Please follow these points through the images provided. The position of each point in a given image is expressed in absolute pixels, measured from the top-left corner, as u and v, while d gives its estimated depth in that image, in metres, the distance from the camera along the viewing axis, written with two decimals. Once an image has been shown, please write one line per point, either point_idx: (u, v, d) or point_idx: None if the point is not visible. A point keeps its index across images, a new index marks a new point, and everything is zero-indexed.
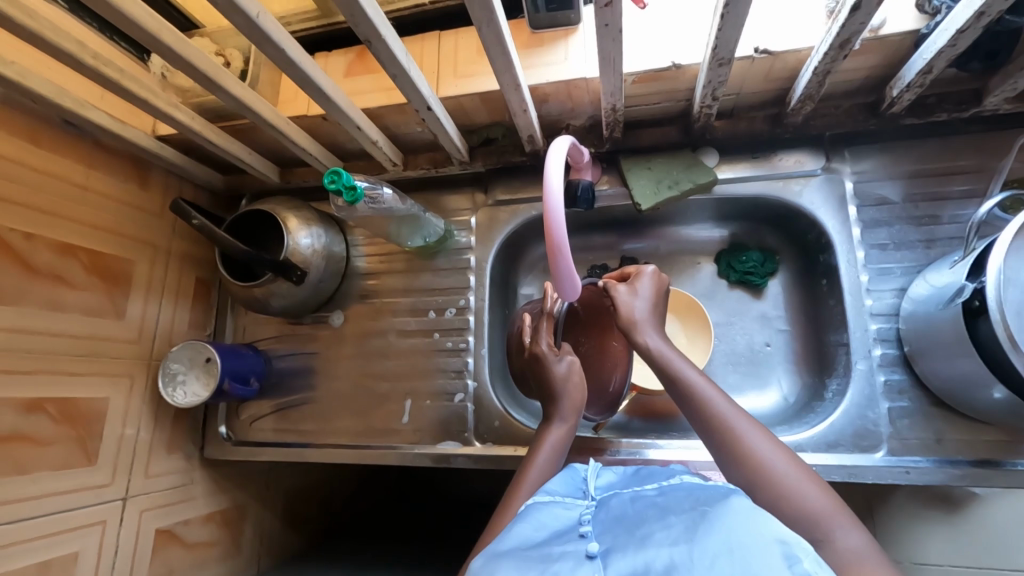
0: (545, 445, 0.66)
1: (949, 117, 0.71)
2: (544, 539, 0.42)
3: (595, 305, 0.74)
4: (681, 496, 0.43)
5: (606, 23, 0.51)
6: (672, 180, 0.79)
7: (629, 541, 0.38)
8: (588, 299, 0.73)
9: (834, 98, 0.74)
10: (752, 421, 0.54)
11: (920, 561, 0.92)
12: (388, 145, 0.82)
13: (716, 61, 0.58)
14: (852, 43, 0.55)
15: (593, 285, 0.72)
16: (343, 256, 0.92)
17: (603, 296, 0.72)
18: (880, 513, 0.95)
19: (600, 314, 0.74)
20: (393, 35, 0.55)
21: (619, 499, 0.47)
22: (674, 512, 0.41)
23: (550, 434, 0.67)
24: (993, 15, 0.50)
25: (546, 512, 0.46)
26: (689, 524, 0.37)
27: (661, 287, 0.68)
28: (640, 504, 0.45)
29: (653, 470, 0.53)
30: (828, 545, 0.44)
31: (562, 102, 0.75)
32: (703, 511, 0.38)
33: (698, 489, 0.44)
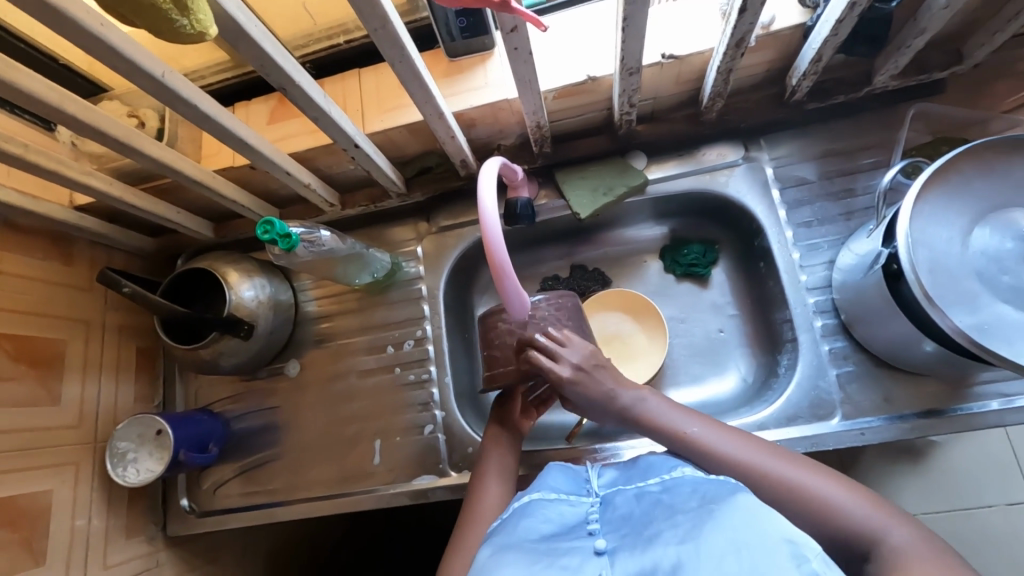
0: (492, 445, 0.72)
1: (846, 98, 0.76)
2: (552, 532, 0.47)
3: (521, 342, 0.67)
4: (686, 495, 0.46)
5: (516, 47, 0.53)
6: (606, 186, 0.80)
7: (636, 539, 0.42)
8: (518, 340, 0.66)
9: (743, 92, 0.79)
10: (760, 450, 0.57)
11: None
12: (323, 187, 0.81)
13: (627, 71, 0.60)
14: (747, 41, 0.59)
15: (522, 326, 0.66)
16: (291, 302, 0.91)
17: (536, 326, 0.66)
18: (854, 474, 1.00)
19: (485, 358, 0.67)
20: (308, 79, 0.55)
21: (623, 496, 0.51)
22: (681, 509, 0.44)
23: (495, 446, 0.72)
24: (864, 4, 0.55)
25: (556, 507, 0.51)
26: (694, 522, 0.40)
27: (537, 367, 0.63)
28: (645, 501, 0.48)
29: (653, 464, 0.56)
30: (879, 546, 0.49)
31: (490, 124, 0.76)
32: (709, 509, 0.41)
33: (702, 487, 0.47)
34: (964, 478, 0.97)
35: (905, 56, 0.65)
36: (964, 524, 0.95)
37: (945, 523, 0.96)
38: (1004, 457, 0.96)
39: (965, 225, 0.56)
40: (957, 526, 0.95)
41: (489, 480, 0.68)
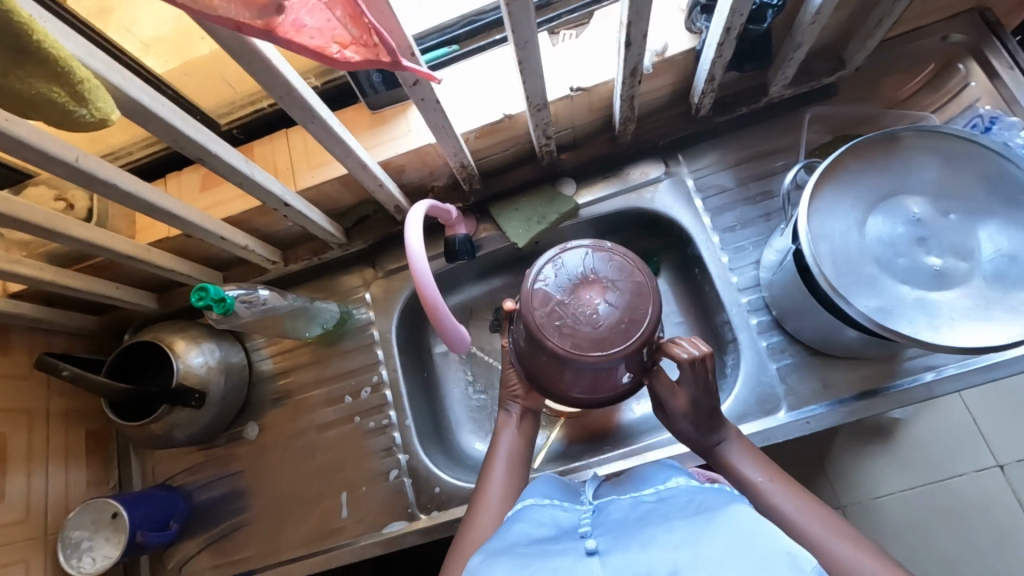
0: (507, 431, 0.70)
1: (749, 109, 0.81)
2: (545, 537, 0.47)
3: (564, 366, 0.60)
4: (683, 504, 0.47)
5: (421, 98, 0.56)
6: (539, 214, 0.83)
7: (631, 542, 0.42)
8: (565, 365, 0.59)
9: (655, 112, 0.84)
10: (826, 520, 0.54)
11: (876, 496, 1.00)
12: (262, 247, 0.82)
13: (534, 108, 0.64)
14: (640, 70, 0.64)
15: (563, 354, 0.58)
16: (244, 363, 0.90)
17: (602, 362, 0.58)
18: (831, 463, 1.03)
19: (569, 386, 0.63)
20: (225, 146, 0.57)
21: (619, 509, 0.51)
22: (676, 516, 0.45)
23: (508, 423, 0.71)
24: (738, 27, 0.60)
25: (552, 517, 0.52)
26: (692, 527, 0.40)
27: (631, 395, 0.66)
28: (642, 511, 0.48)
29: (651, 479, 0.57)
30: None
31: (419, 168, 0.79)
32: (704, 516, 0.42)
33: (700, 496, 0.48)
34: (931, 450, 1.01)
35: (790, 67, 0.71)
36: (943, 495, 0.99)
37: (923, 497, 0.99)
38: (965, 425, 1.01)
39: (859, 216, 0.60)
40: (935, 499, 0.99)
41: (500, 463, 0.67)
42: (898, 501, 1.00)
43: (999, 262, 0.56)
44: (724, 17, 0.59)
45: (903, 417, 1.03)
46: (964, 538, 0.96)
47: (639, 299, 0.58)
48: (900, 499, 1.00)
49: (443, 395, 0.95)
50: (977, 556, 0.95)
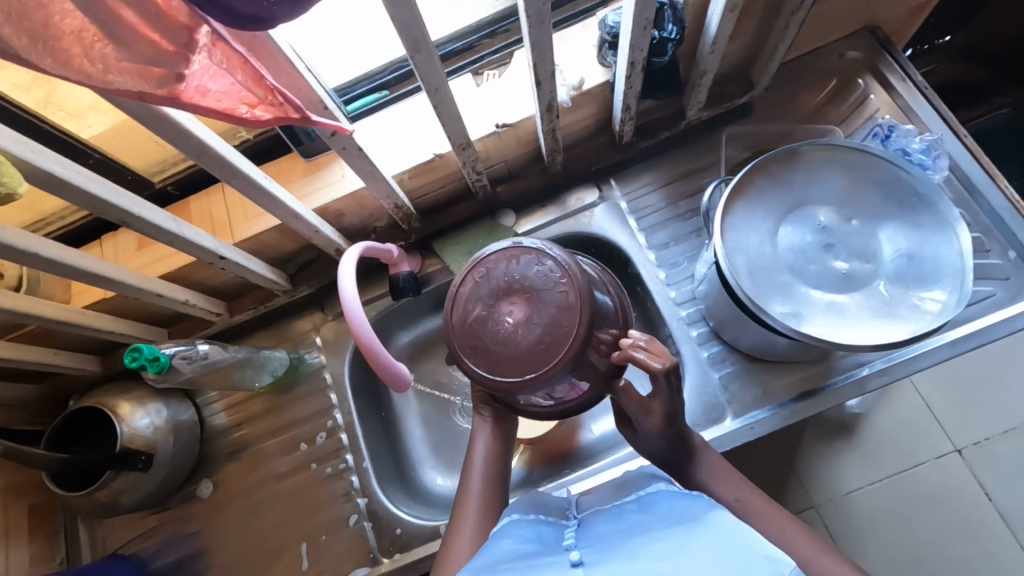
0: (481, 437, 0.72)
1: (671, 132, 0.86)
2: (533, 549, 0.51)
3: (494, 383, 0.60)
4: (661, 513, 0.53)
5: (343, 146, 0.58)
6: (481, 247, 0.85)
7: (617, 552, 0.47)
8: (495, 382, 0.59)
9: (585, 140, 0.88)
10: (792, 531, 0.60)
11: (846, 492, 1.03)
12: (204, 299, 0.82)
13: (458, 147, 0.66)
14: (556, 105, 0.66)
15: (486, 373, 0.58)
16: (194, 420, 0.88)
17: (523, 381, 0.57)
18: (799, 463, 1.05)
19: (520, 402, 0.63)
20: (149, 207, 0.58)
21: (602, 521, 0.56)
22: (658, 525, 0.50)
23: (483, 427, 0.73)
24: (640, 62, 0.64)
25: (534, 531, 0.57)
26: (676, 538, 0.46)
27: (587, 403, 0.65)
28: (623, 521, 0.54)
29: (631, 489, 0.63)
30: None
31: (358, 211, 0.80)
32: (687, 527, 0.48)
33: (672, 505, 0.54)
34: (891, 441, 1.04)
35: (700, 92, 0.75)
36: (909, 484, 1.02)
37: (890, 488, 1.02)
38: (919, 411, 1.05)
39: (771, 227, 0.63)
40: (901, 488, 1.02)
41: (476, 469, 0.69)
42: (868, 496, 1.02)
43: (900, 262, 0.60)
44: (626, 53, 0.63)
45: (862, 412, 1.06)
46: (932, 524, 1.00)
47: (563, 314, 0.56)
48: (870, 493, 1.02)
49: (402, 433, 0.95)
50: (944, 541, 0.99)
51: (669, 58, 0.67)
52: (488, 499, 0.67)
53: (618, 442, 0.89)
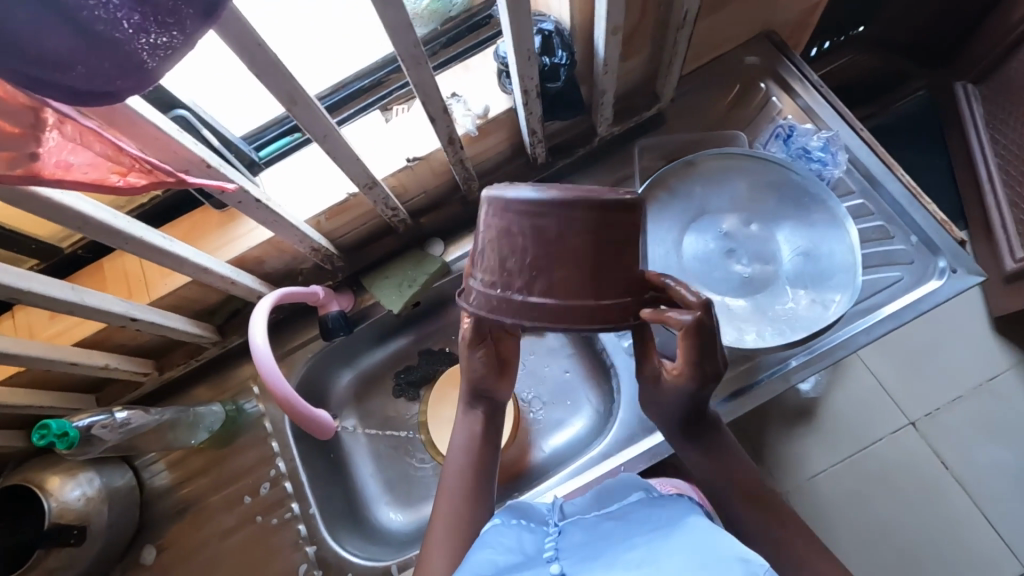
0: (459, 433, 0.69)
1: (586, 149, 0.87)
2: (512, 561, 0.55)
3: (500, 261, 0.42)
4: (640, 522, 0.57)
5: (239, 201, 0.59)
6: (410, 279, 0.85)
7: (595, 562, 0.51)
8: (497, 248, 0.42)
9: (504, 164, 0.89)
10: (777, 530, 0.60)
11: (812, 476, 1.04)
12: (128, 361, 0.80)
13: (363, 187, 0.67)
14: (457, 138, 0.67)
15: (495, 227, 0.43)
16: (132, 484, 0.86)
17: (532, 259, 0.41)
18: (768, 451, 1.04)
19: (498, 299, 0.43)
20: (40, 279, 0.57)
21: (581, 528, 0.60)
22: (638, 536, 0.55)
23: (463, 423, 0.69)
24: (533, 89, 0.66)
25: (517, 540, 0.59)
26: (654, 549, 0.50)
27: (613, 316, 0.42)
28: (604, 532, 0.58)
29: (612, 494, 0.68)
30: None
31: (279, 257, 0.79)
32: (665, 538, 0.52)
33: (655, 516, 0.58)
34: (851, 421, 1.07)
35: (605, 109, 0.77)
36: (869, 461, 1.05)
37: (851, 468, 1.05)
38: (873, 388, 1.09)
39: (677, 237, 0.66)
40: (861, 466, 1.05)
41: (454, 469, 0.67)
42: (830, 476, 1.04)
43: (799, 261, 0.64)
44: (518, 82, 0.64)
45: (819, 395, 1.09)
46: (895, 499, 1.03)
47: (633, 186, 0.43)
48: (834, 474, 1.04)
49: (352, 473, 0.93)
50: (898, 513, 1.03)
51: (564, 81, 0.70)
52: (463, 503, 0.66)
53: (568, 457, 0.90)
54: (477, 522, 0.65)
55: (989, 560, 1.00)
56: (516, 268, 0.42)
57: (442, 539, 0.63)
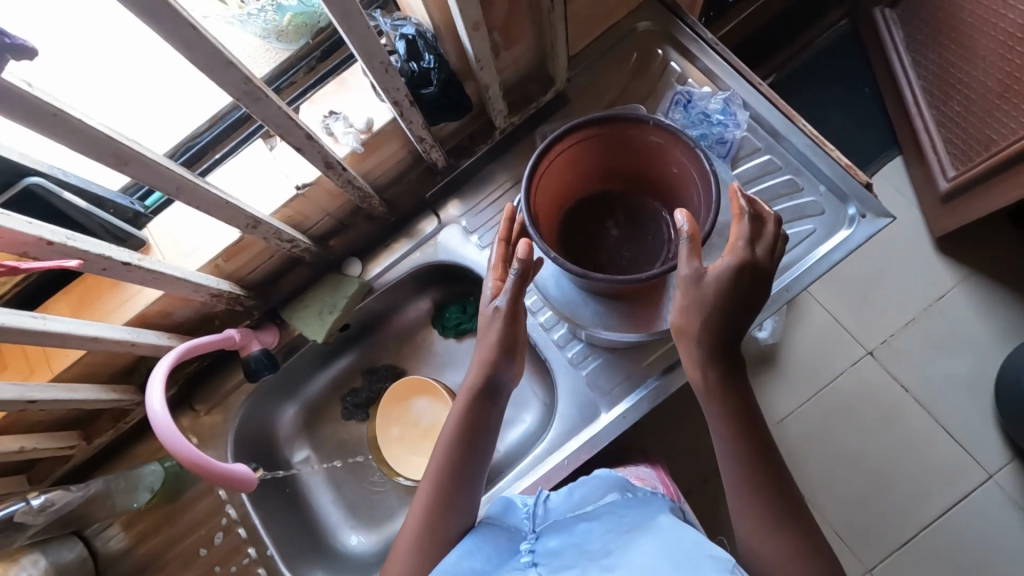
0: (451, 422, 0.67)
1: (489, 145, 0.85)
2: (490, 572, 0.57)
3: (632, 155, 0.59)
4: (614, 522, 0.60)
5: (104, 268, 0.55)
6: (329, 305, 0.83)
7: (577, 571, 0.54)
8: (615, 154, 0.60)
9: (408, 171, 0.86)
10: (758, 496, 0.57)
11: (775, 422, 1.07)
12: (47, 438, 0.76)
13: (247, 227, 0.64)
14: (336, 160, 0.65)
15: (601, 152, 0.60)
16: (83, 556, 0.84)
17: (650, 157, 0.59)
18: None
19: (654, 154, 0.58)
20: None
21: (558, 529, 0.62)
22: (614, 538, 0.58)
23: (457, 413, 0.67)
24: (405, 97, 0.62)
25: (494, 551, 0.61)
26: (630, 552, 0.54)
27: (700, 158, 0.53)
28: (580, 532, 0.60)
29: (585, 485, 0.68)
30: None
31: (185, 307, 0.76)
32: (639, 538, 0.56)
33: (627, 517, 0.61)
34: (809, 362, 1.10)
35: (494, 103, 0.74)
36: (824, 400, 1.08)
37: (808, 411, 1.07)
38: (822, 329, 1.11)
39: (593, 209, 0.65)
40: (818, 407, 1.08)
41: (436, 461, 0.66)
42: (791, 420, 1.07)
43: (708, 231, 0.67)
44: (385, 94, 0.61)
45: (777, 340, 1.10)
46: (855, 431, 1.06)
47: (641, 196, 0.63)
48: (798, 417, 1.07)
49: (312, 503, 0.93)
50: (855, 445, 1.05)
51: (437, 85, 0.67)
52: (436, 501, 0.64)
53: (520, 454, 0.90)
54: (450, 523, 0.64)
55: (955, 471, 1.03)
56: (609, 142, 0.58)
57: (404, 551, 0.64)
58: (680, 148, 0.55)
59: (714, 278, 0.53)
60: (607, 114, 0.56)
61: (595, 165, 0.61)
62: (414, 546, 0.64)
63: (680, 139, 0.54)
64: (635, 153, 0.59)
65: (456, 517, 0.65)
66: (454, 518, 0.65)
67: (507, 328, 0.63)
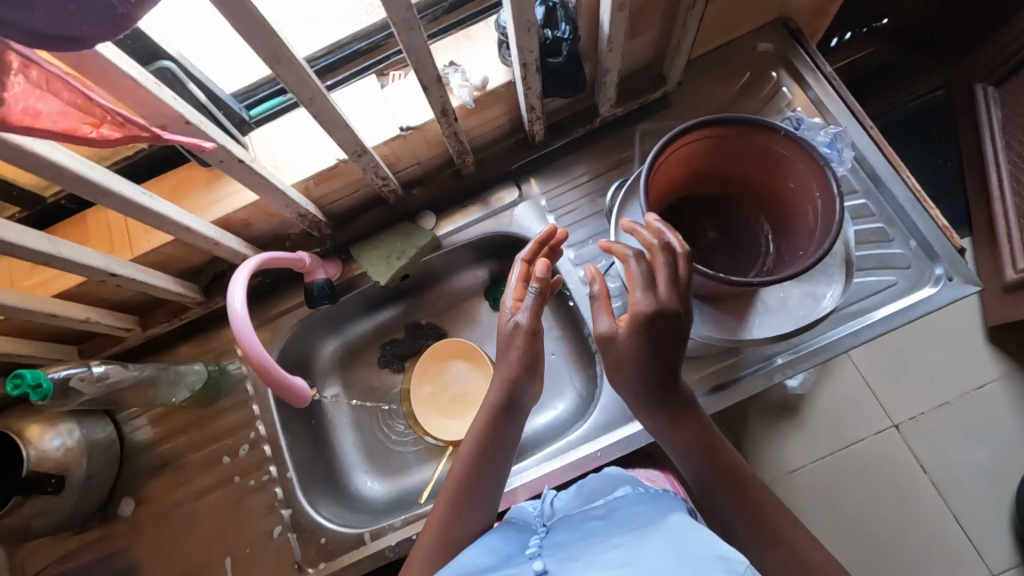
0: (470, 440, 0.65)
1: (587, 129, 0.85)
2: (491, 562, 0.54)
3: (752, 159, 0.60)
4: (622, 514, 0.55)
5: (221, 160, 0.57)
6: (399, 251, 0.84)
7: (571, 558, 0.50)
8: (734, 155, 0.60)
9: (499, 140, 0.87)
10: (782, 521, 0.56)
11: (789, 471, 1.05)
12: (109, 316, 0.79)
13: (353, 154, 0.65)
14: (451, 109, 0.65)
15: (721, 150, 0.60)
16: (112, 438, 0.86)
17: (769, 165, 0.59)
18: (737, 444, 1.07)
19: (771, 166, 0.59)
20: (17, 228, 0.56)
21: (568, 524, 0.58)
22: (617, 530, 0.52)
23: (476, 430, 0.65)
24: (534, 61, 0.63)
25: (503, 544, 0.58)
26: (629, 542, 0.48)
27: (826, 177, 0.53)
28: (586, 526, 0.56)
29: (594, 483, 0.66)
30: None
31: (266, 220, 0.77)
32: (643, 531, 0.50)
33: (637, 511, 0.55)
34: (835, 418, 1.08)
35: (607, 89, 0.75)
36: (844, 461, 1.06)
37: (826, 468, 1.06)
38: (858, 388, 1.09)
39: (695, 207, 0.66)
40: (837, 467, 1.06)
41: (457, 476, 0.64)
42: (807, 473, 1.05)
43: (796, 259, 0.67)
44: (516, 54, 0.62)
45: (805, 392, 1.09)
46: (870, 496, 1.04)
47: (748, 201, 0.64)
48: (813, 470, 1.06)
49: (334, 438, 0.94)
50: (871, 508, 1.04)
51: (565, 57, 0.68)
52: (456, 507, 0.63)
53: (547, 439, 0.90)
54: (468, 524, 0.63)
55: (961, 559, 1.01)
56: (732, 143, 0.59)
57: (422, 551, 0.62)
58: (806, 162, 0.54)
59: (626, 336, 0.53)
60: (736, 117, 0.56)
61: (711, 163, 0.62)
62: (435, 544, 0.62)
63: (807, 154, 0.54)
64: (755, 158, 0.59)
65: (475, 519, 0.63)
66: (473, 520, 0.63)
67: (528, 345, 0.63)
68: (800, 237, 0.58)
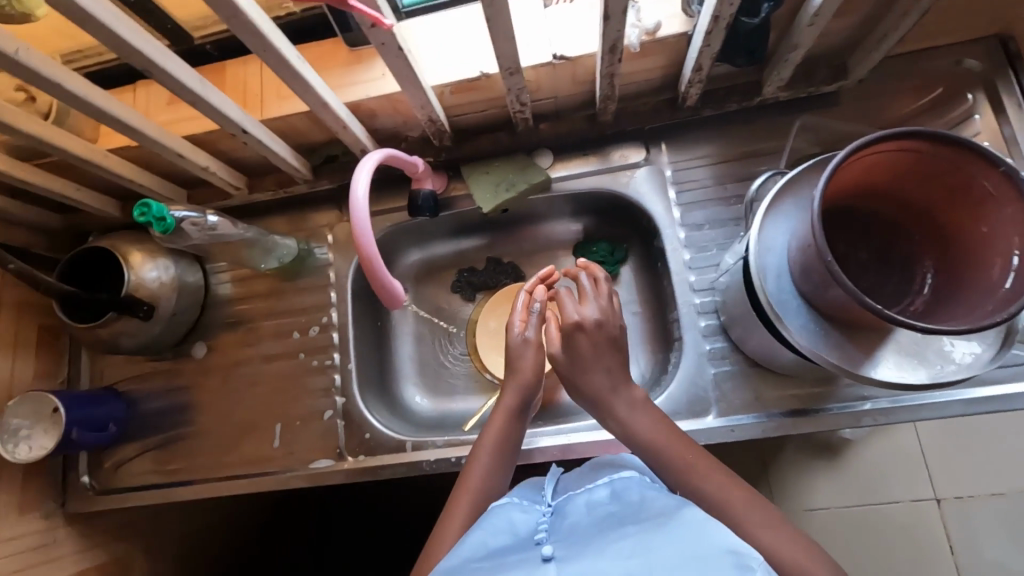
0: (498, 418, 0.65)
1: (741, 107, 0.78)
2: (499, 545, 0.49)
3: (949, 187, 0.53)
4: (631, 499, 0.50)
5: (383, 42, 0.55)
6: (509, 182, 0.81)
7: (583, 549, 0.44)
8: (928, 176, 0.54)
9: (643, 94, 0.81)
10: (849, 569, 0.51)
11: (807, 508, 1.01)
12: (224, 170, 0.81)
13: (505, 71, 0.62)
14: (620, 47, 0.61)
15: (914, 168, 0.54)
16: (200, 285, 0.91)
17: (968, 198, 0.52)
18: (773, 467, 1.04)
19: (971, 201, 0.52)
20: (177, 62, 0.56)
21: (574, 505, 0.53)
22: (628, 519, 0.47)
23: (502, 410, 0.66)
24: (727, 18, 0.57)
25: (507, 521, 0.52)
26: (645, 535, 0.43)
27: None
28: (594, 510, 0.51)
29: (602, 462, 0.60)
30: None
31: (392, 115, 0.76)
32: (655, 521, 0.44)
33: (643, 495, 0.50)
34: (876, 474, 1.01)
35: (785, 68, 0.68)
36: (868, 519, 0.99)
37: (848, 518, 1.00)
38: (909, 455, 1.01)
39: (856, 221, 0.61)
40: (858, 523, 0.99)
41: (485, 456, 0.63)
42: (828, 516, 1.00)
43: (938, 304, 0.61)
44: (712, 4, 0.56)
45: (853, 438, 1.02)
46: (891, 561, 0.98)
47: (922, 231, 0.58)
48: (836, 515, 1.00)
49: (394, 345, 0.96)
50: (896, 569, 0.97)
51: (761, 20, 0.61)
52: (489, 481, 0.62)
53: None
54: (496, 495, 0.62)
55: None
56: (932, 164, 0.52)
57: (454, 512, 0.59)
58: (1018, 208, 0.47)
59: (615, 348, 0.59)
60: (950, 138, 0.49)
61: (896, 179, 0.56)
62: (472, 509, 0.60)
63: None
64: (954, 186, 0.52)
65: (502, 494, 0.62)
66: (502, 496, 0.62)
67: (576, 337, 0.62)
68: (971, 285, 0.52)
